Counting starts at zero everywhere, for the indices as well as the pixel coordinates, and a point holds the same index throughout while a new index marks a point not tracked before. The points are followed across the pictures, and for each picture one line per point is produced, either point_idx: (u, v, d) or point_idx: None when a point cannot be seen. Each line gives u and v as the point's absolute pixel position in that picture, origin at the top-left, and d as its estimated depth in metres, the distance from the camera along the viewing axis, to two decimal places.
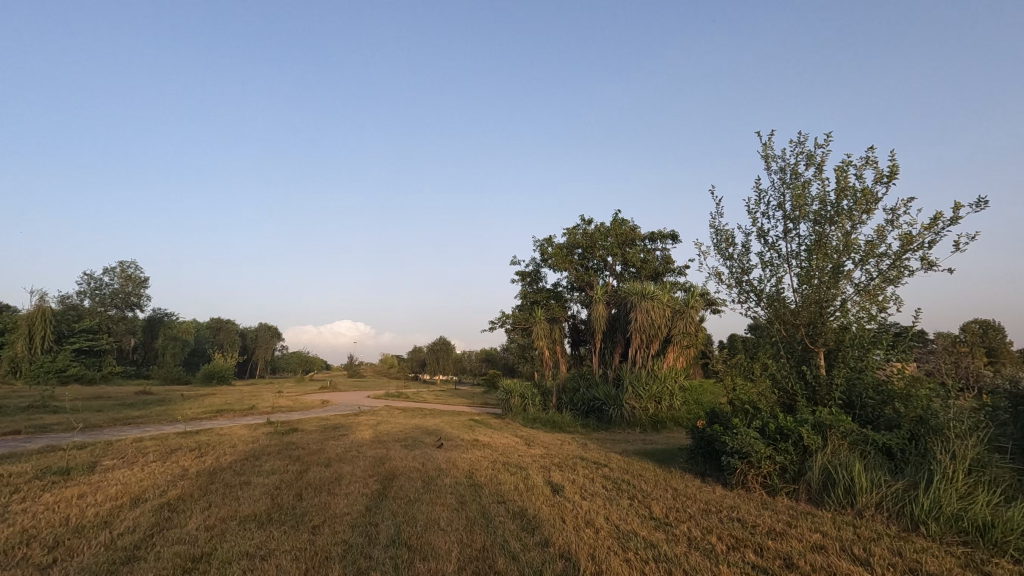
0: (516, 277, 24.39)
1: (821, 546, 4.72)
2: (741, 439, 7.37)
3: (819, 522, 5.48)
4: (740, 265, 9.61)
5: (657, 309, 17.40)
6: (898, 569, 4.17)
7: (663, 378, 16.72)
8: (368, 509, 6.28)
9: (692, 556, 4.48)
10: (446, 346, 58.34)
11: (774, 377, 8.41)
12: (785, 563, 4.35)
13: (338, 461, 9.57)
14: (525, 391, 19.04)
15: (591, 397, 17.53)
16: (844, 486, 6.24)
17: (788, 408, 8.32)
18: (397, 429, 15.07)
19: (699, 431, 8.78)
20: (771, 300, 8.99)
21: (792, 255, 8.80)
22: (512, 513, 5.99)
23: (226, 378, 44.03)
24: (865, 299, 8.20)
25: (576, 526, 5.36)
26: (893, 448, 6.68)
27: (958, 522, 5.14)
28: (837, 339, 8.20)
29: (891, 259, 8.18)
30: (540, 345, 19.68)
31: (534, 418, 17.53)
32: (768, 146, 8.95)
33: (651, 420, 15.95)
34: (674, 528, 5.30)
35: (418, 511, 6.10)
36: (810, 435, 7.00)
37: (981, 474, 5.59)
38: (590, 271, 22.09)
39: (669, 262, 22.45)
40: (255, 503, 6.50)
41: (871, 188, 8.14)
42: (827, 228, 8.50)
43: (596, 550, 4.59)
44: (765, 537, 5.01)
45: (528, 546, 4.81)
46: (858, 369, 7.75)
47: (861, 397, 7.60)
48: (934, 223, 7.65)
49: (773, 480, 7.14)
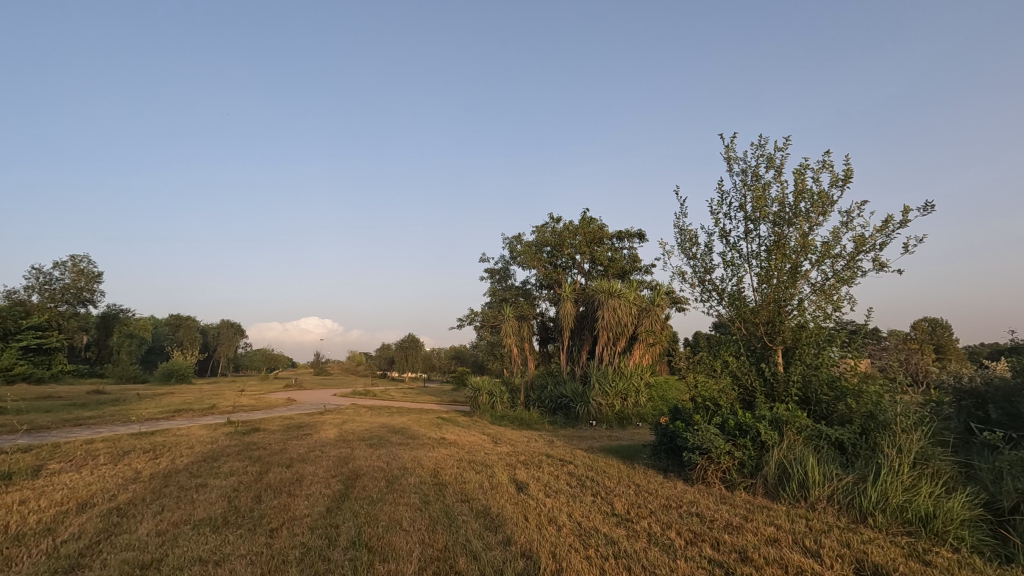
0: (485, 274, 24.32)
1: (775, 539, 4.86)
2: (701, 435, 7.54)
3: (773, 515, 5.65)
4: (703, 264, 9.80)
5: (623, 307, 17.63)
6: (845, 561, 4.32)
7: (630, 375, 16.98)
8: (329, 510, 6.17)
9: (650, 551, 4.55)
10: (415, 343, 57.95)
11: (735, 374, 8.61)
12: (740, 557, 4.46)
13: (300, 462, 9.37)
14: (493, 388, 19.03)
15: (558, 394, 17.68)
16: (798, 481, 6.44)
17: (747, 404, 8.54)
18: (363, 428, 14.85)
19: (662, 427, 8.94)
20: (732, 299, 9.19)
21: (752, 255, 9.00)
22: (476, 512, 5.96)
23: (186, 377, 42.67)
24: (821, 298, 8.47)
25: (538, 525, 5.36)
26: (845, 443, 6.95)
27: (903, 513, 5.35)
28: (794, 337, 8.43)
29: (845, 259, 8.48)
30: (508, 342, 19.67)
31: (503, 415, 17.54)
32: (730, 148, 9.13)
33: (617, 417, 16.17)
34: (635, 524, 5.37)
35: (380, 512, 6.04)
36: (767, 431, 7.21)
37: (924, 467, 5.85)
38: (559, 270, 22.20)
39: (635, 261, 22.77)
40: (211, 506, 6.30)
41: (827, 191, 8.39)
42: (785, 229, 8.71)
43: (558, 548, 4.61)
44: (721, 531, 5.13)
45: (490, 545, 4.80)
46: (814, 365, 8.02)
47: (816, 393, 7.88)
48: (886, 226, 7.95)
49: (732, 475, 7.32)
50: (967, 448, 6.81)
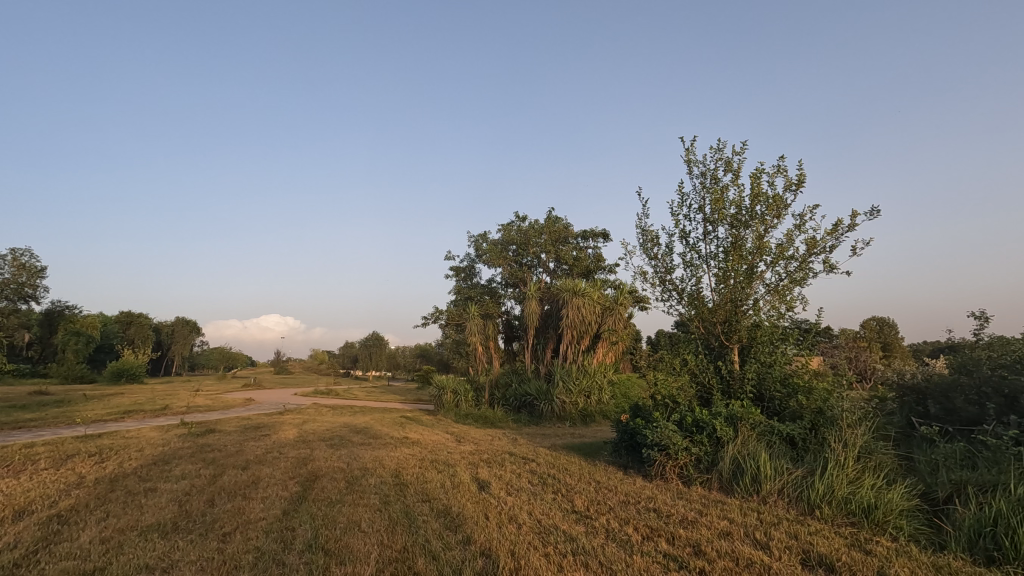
0: (450, 272, 24.15)
1: (728, 533, 5.01)
2: (660, 432, 7.71)
3: (727, 509, 5.81)
4: (664, 264, 10.00)
5: (587, 306, 17.80)
6: (792, 552, 4.48)
7: (593, 373, 17.21)
8: (285, 512, 6.04)
9: (608, 547, 4.62)
10: (379, 342, 57.19)
11: (693, 372, 8.84)
12: (694, 550, 4.58)
13: (257, 463, 9.12)
14: (458, 387, 18.98)
15: (523, 392, 17.77)
16: (751, 475, 6.64)
17: (704, 401, 8.77)
18: (323, 428, 14.57)
19: (623, 425, 9.09)
20: (691, 299, 9.39)
21: (710, 255, 9.23)
22: (436, 512, 5.93)
23: (137, 377, 40.98)
24: (775, 298, 8.76)
25: (498, 523, 5.38)
26: (795, 438, 7.23)
27: (847, 504, 5.58)
28: (750, 336, 8.68)
29: (798, 261, 8.79)
30: (473, 340, 19.62)
31: (467, 414, 17.51)
32: (690, 151, 9.34)
33: (580, 414, 16.38)
34: (593, 521, 5.45)
35: (338, 513, 5.95)
36: (723, 427, 7.44)
37: (868, 460, 6.14)
38: (525, 268, 22.27)
39: (600, 261, 23.07)
40: (160, 511, 6.08)
41: (782, 194, 8.67)
42: (742, 231, 8.96)
43: (517, 546, 4.64)
44: (677, 526, 5.25)
45: (448, 546, 4.78)
46: (768, 364, 8.32)
47: (769, 390, 8.17)
48: (836, 228, 8.28)
49: (688, 471, 7.47)
50: (907, 441, 7.18)
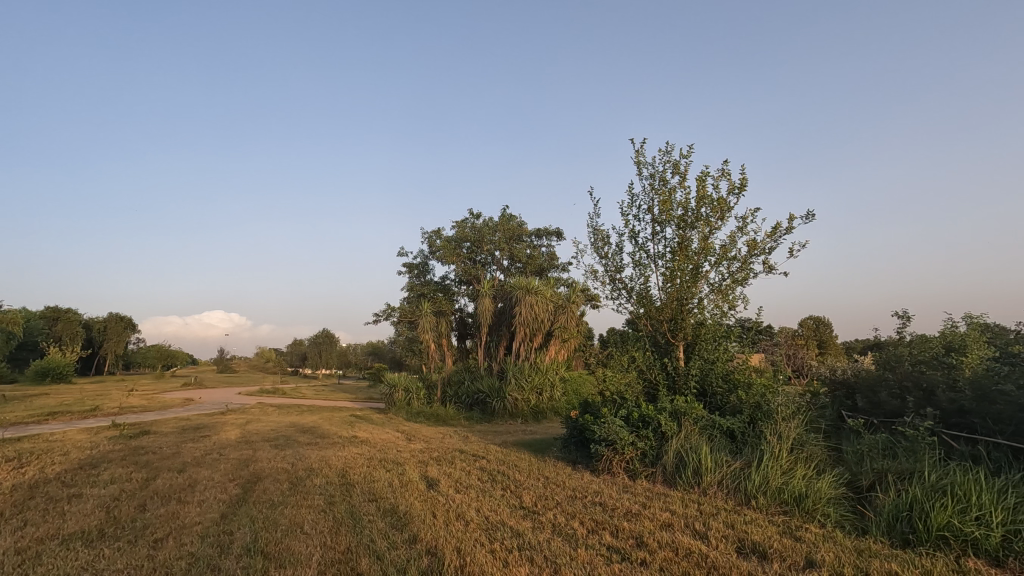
0: (403, 268, 23.80)
1: (669, 524, 5.16)
2: (608, 427, 7.88)
3: (669, 501, 5.99)
4: (614, 263, 10.20)
5: (540, 303, 17.94)
6: (728, 541, 4.67)
7: (545, 370, 17.39)
8: (223, 516, 5.80)
9: (553, 542, 4.68)
10: (330, 339, 55.70)
11: (640, 368, 9.07)
12: (636, 542, 4.71)
13: (194, 465, 8.74)
14: (410, 384, 18.79)
15: (475, 390, 17.75)
16: (693, 468, 6.86)
17: (651, 397, 9.00)
18: (268, 428, 14.10)
19: (572, 420, 9.21)
20: (640, 297, 9.61)
21: (658, 255, 9.46)
22: (383, 511, 5.86)
23: (65, 377, 38.42)
24: (718, 297, 9.08)
25: (445, 521, 5.35)
26: (735, 431, 7.55)
27: (780, 494, 5.85)
28: (695, 333, 8.99)
29: (740, 262, 9.15)
30: (426, 338, 19.44)
31: (418, 412, 17.33)
32: (640, 153, 9.55)
33: (532, 411, 16.51)
34: (541, 516, 5.51)
35: (280, 515, 5.77)
36: (667, 422, 7.67)
37: (800, 452, 6.47)
38: (478, 266, 22.23)
39: (553, 259, 23.35)
40: (85, 518, 5.73)
41: (726, 197, 8.99)
42: (688, 232, 9.23)
43: (463, 543, 4.63)
44: (621, 519, 5.38)
45: (394, 545, 4.72)
46: (710, 361, 8.64)
47: (712, 385, 8.49)
48: (775, 231, 8.66)
49: (634, 465, 7.64)
50: (838, 433, 7.61)
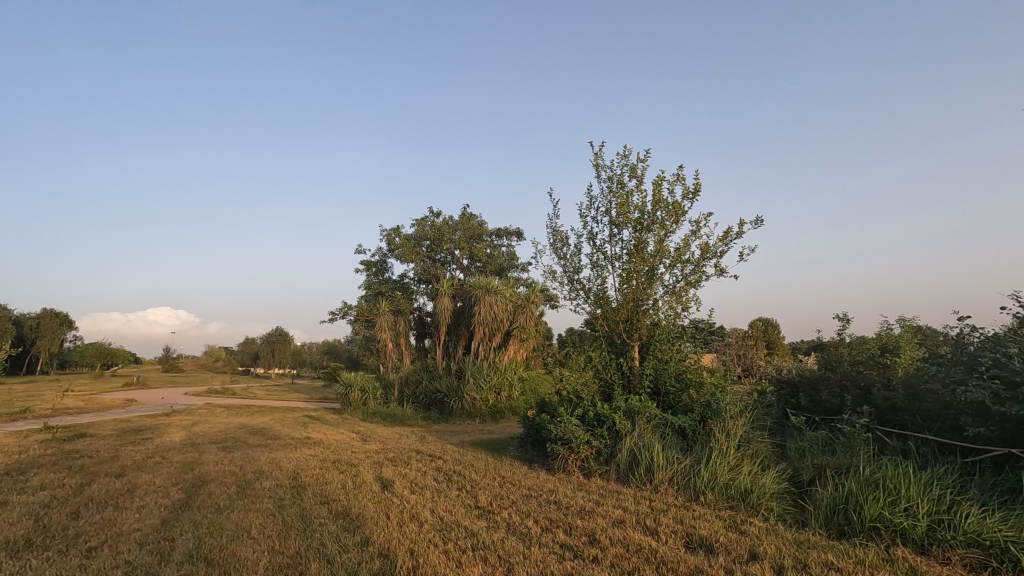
0: (361, 266, 23.36)
1: (621, 521, 5.26)
2: (564, 426, 7.96)
3: (622, 499, 6.10)
4: (572, 264, 10.32)
5: (499, 303, 17.97)
6: (677, 536, 4.80)
7: (504, 369, 17.43)
8: (164, 522, 5.55)
9: (508, 541, 4.70)
10: (284, 338, 54.14)
11: (596, 368, 9.20)
12: (588, 539, 4.77)
13: (134, 469, 8.32)
14: (366, 384, 18.48)
15: (433, 390, 17.62)
16: (645, 466, 7.01)
17: (606, 396, 9.14)
18: (216, 430, 13.59)
19: (529, 419, 9.26)
20: (597, 298, 9.75)
21: (615, 257, 9.63)
22: (335, 513, 5.74)
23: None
24: (672, 299, 9.31)
25: (399, 523, 5.28)
26: (686, 429, 7.76)
27: (728, 489, 6.04)
28: (649, 334, 9.19)
29: (693, 265, 9.41)
30: (383, 337, 19.15)
31: (375, 412, 17.05)
32: (599, 156, 9.69)
33: (490, 411, 16.50)
34: (496, 515, 5.52)
35: (226, 520, 5.56)
36: (621, 421, 7.81)
37: (747, 448, 6.71)
38: (438, 265, 22.04)
39: (513, 259, 23.43)
40: (10, 528, 5.37)
41: (680, 202, 9.23)
42: (644, 235, 9.42)
43: (416, 545, 4.58)
44: (575, 516, 5.44)
45: (345, 548, 4.63)
46: (664, 361, 8.85)
47: (665, 385, 8.70)
48: (727, 235, 8.94)
49: (589, 463, 7.74)
50: (782, 430, 7.92)
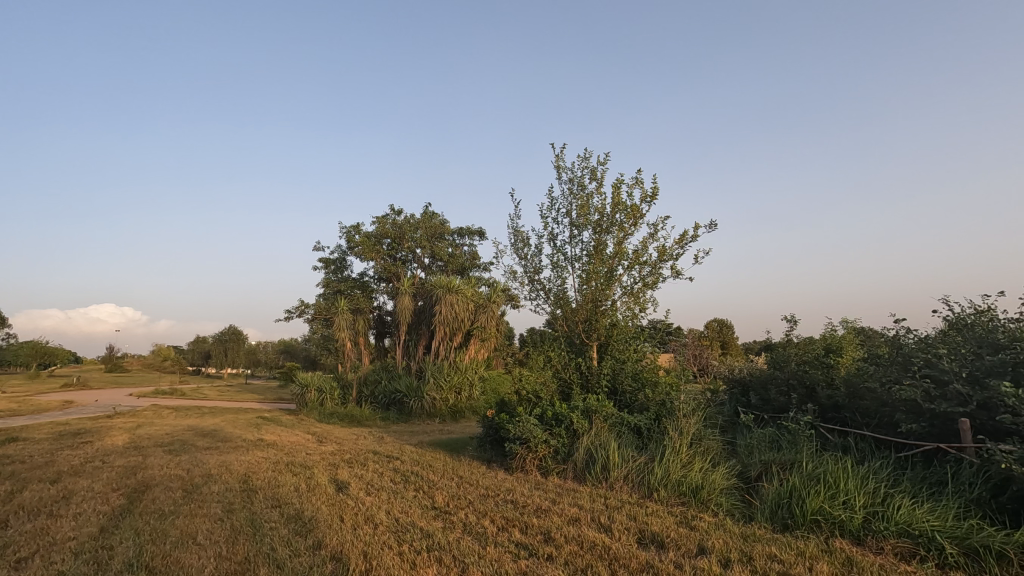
0: (319, 263, 22.86)
1: (576, 518, 5.33)
2: (522, 426, 8.00)
3: (578, 497, 6.19)
4: (533, 264, 10.38)
5: (460, 302, 17.91)
6: (629, 533, 4.89)
7: (464, 369, 17.39)
8: (103, 530, 5.29)
9: (463, 541, 4.69)
10: (237, 336, 52.40)
11: (555, 368, 9.27)
12: (544, 538, 4.82)
13: (71, 475, 7.89)
14: (323, 385, 18.09)
15: (392, 390, 17.39)
16: (601, 464, 7.12)
17: (564, 396, 9.23)
18: (162, 432, 13.04)
19: (488, 419, 9.26)
20: (557, 298, 9.85)
21: (575, 258, 9.74)
22: (286, 517, 5.60)
23: None
24: (630, 299, 9.48)
25: (353, 525, 5.20)
26: (641, 428, 7.93)
27: (680, 485, 6.21)
28: (607, 334, 9.34)
29: (651, 267, 9.62)
30: (341, 336, 18.78)
31: (332, 413, 16.71)
32: (560, 158, 9.79)
33: (450, 411, 16.40)
34: (452, 516, 5.50)
35: (170, 527, 5.34)
36: (579, 420, 7.90)
37: (699, 446, 6.91)
38: (399, 263, 21.74)
39: (474, 258, 23.40)
40: None
41: (639, 205, 9.41)
42: (604, 237, 9.56)
43: (370, 547, 4.52)
44: (531, 515, 5.49)
45: (297, 552, 4.52)
46: (621, 360, 9.01)
47: (622, 384, 8.86)
48: (683, 238, 9.17)
49: (547, 462, 7.81)
50: (732, 427, 8.17)
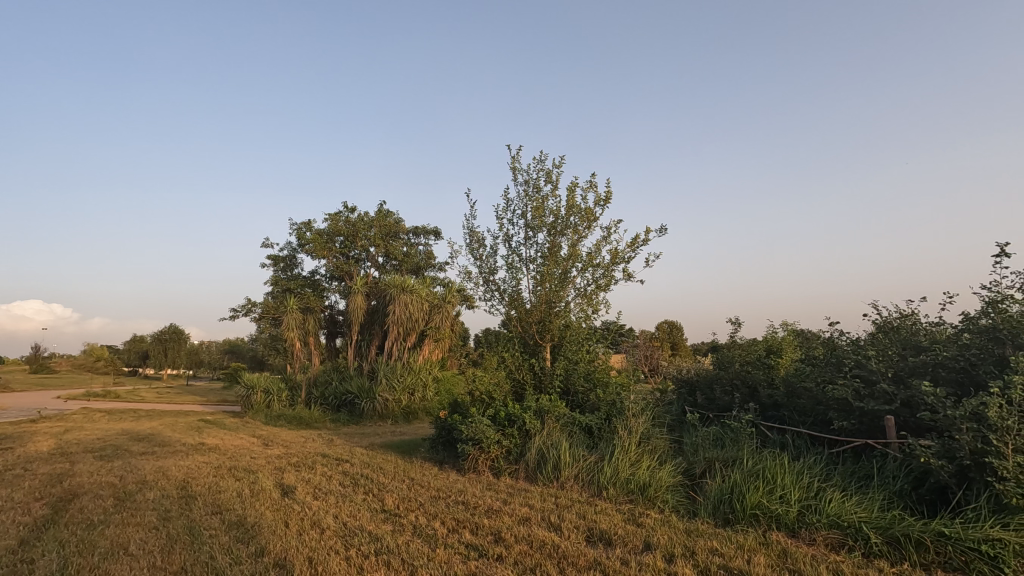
0: (268, 260, 22.12)
1: (526, 518, 5.37)
2: (475, 426, 7.98)
3: (529, 497, 6.23)
4: (488, 265, 10.38)
5: (415, 302, 17.72)
6: (578, 531, 4.97)
7: (418, 370, 17.21)
8: (22, 543, 4.94)
9: (412, 544, 4.64)
10: (178, 335, 49.99)
11: (509, 369, 9.28)
12: (494, 538, 4.83)
13: None
14: (270, 386, 17.51)
15: (343, 391, 17.01)
16: (553, 463, 7.20)
17: (517, 396, 9.25)
18: (92, 437, 12.30)
19: (440, 421, 9.19)
20: (511, 299, 9.89)
21: (530, 259, 9.80)
22: (228, 524, 5.38)
23: None
24: (583, 301, 9.62)
25: (299, 531, 5.06)
26: (592, 427, 8.07)
27: (628, 483, 6.35)
28: (561, 335, 9.45)
29: (604, 269, 9.79)
30: (290, 336, 18.21)
31: (279, 415, 16.19)
32: (516, 160, 9.83)
33: (402, 412, 16.18)
34: (402, 518, 5.43)
35: (99, 537, 5.04)
36: (531, 420, 7.97)
37: (647, 444, 7.09)
38: (351, 261, 21.29)
39: (430, 258, 23.21)
40: None
41: (593, 208, 9.57)
42: (558, 239, 9.67)
43: (315, 553, 4.41)
44: (482, 516, 5.48)
45: (238, 560, 4.36)
46: (573, 361, 9.12)
47: (574, 384, 8.98)
48: (635, 242, 9.39)
49: (499, 463, 7.83)
50: (680, 426, 8.42)
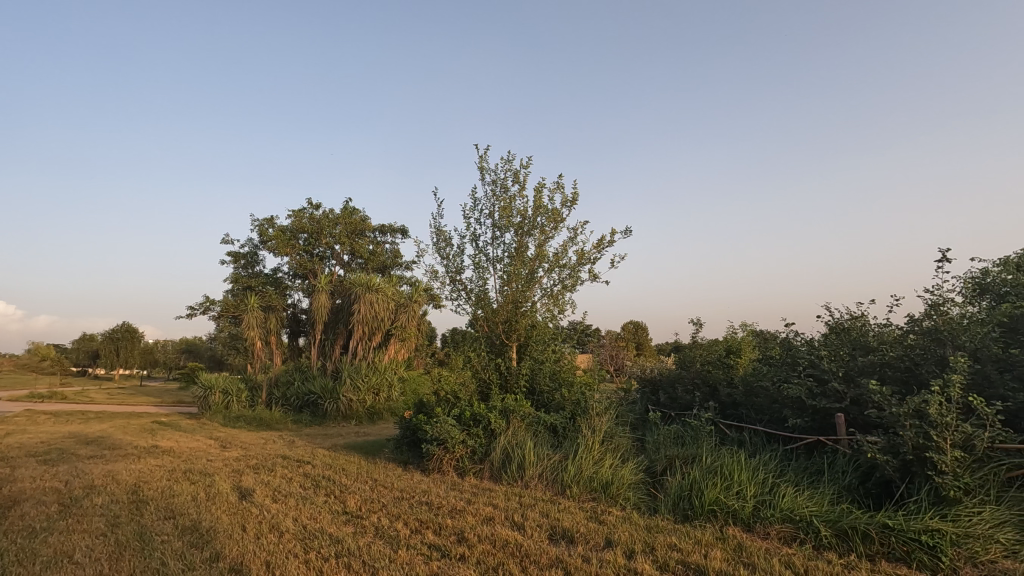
0: (228, 257, 21.49)
1: (490, 517, 5.38)
2: (440, 427, 7.92)
3: (493, 496, 6.22)
4: (455, 264, 10.35)
5: (380, 301, 17.50)
6: (542, 529, 5.00)
7: (383, 369, 17.00)
8: None
9: (374, 545, 4.59)
10: (132, 334, 47.99)
11: (475, 369, 9.26)
12: (457, 538, 4.82)
13: None
14: (229, 386, 17.01)
15: (306, 391, 16.65)
16: (517, 463, 7.23)
17: (483, 396, 9.22)
18: (36, 441, 11.69)
19: (405, 421, 9.10)
20: (478, 299, 9.88)
21: (497, 259, 9.81)
22: (181, 529, 5.21)
23: None
24: (549, 301, 9.69)
25: (256, 535, 4.93)
26: (557, 427, 8.13)
27: (591, 482, 6.42)
28: (527, 335, 9.49)
29: (570, 270, 9.88)
30: (250, 336, 17.71)
31: (238, 416, 15.74)
32: (483, 159, 9.83)
33: (367, 412, 15.94)
34: (364, 520, 5.36)
35: (41, 545, 4.81)
36: (497, 420, 7.97)
37: (610, 443, 7.19)
38: (315, 259, 20.88)
39: (396, 257, 22.97)
40: None
41: (559, 209, 9.65)
42: (525, 239, 9.71)
43: (274, 556, 4.31)
44: (445, 516, 5.46)
45: (191, 566, 4.22)
46: (539, 360, 9.17)
47: (539, 384, 9.02)
48: (601, 243, 9.51)
49: (464, 463, 7.81)
50: (642, 424, 8.56)
